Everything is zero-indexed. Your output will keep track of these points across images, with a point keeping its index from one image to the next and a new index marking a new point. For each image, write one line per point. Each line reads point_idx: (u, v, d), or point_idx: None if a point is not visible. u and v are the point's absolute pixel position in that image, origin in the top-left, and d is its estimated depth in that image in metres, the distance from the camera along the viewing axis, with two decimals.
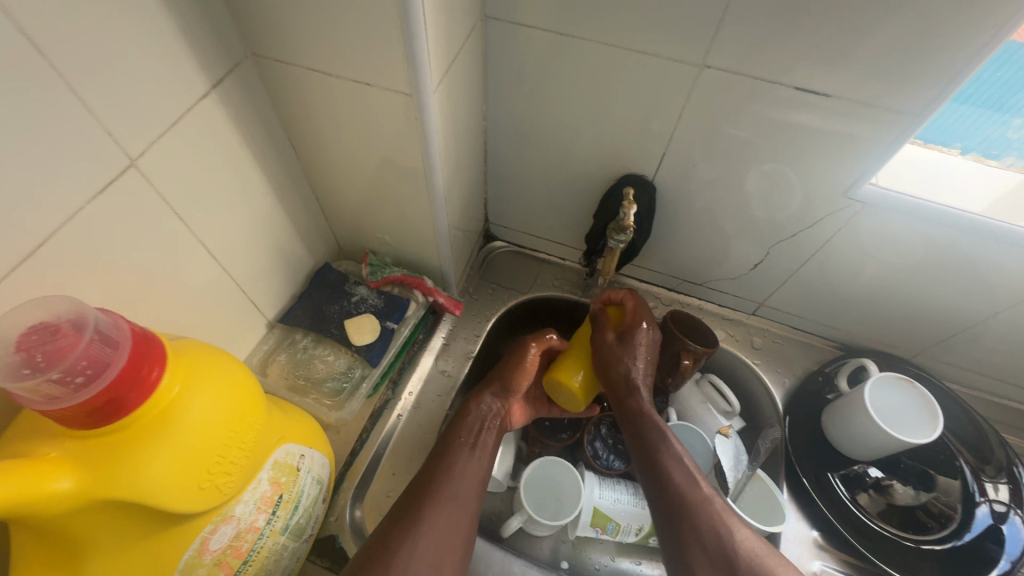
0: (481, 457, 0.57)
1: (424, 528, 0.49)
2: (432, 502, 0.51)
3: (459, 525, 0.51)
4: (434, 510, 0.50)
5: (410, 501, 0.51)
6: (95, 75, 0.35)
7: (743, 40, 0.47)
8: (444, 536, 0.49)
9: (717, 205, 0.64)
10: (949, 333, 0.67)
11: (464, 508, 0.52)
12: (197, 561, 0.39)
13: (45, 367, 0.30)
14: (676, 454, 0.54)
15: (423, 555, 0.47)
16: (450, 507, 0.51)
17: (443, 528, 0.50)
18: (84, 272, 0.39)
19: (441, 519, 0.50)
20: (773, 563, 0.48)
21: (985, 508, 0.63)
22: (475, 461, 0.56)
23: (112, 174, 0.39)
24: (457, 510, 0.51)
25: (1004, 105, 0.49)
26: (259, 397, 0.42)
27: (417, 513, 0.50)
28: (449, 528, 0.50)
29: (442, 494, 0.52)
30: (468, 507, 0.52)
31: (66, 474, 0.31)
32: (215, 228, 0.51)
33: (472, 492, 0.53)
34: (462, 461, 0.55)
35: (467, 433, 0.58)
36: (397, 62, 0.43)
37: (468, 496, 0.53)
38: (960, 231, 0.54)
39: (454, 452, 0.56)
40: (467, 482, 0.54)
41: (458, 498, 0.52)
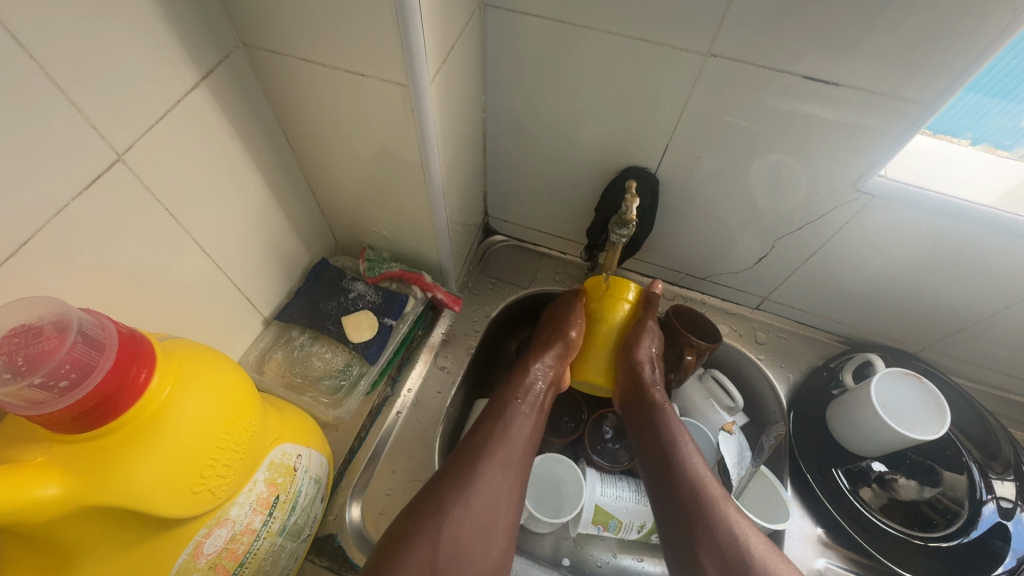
0: (534, 421, 0.57)
1: (478, 488, 0.50)
2: (487, 462, 0.52)
3: (511, 488, 0.52)
4: (490, 473, 0.51)
5: (461, 460, 0.52)
6: (77, 67, 0.34)
7: (749, 27, 0.46)
8: (499, 496, 0.50)
9: (720, 198, 0.63)
10: (957, 328, 0.66)
11: (517, 473, 0.53)
12: (191, 564, 0.38)
13: (28, 371, 0.29)
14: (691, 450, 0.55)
15: (475, 514, 0.49)
16: (503, 470, 0.52)
17: (488, 486, 0.50)
18: (69, 271, 0.38)
19: (496, 480, 0.51)
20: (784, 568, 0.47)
21: (992, 505, 0.62)
22: (529, 425, 0.57)
23: (98, 169, 0.38)
24: (511, 473, 0.52)
25: (1002, 91, 0.48)
26: (253, 398, 0.41)
27: (470, 473, 0.51)
28: (503, 489, 0.51)
29: (496, 456, 0.52)
30: (520, 471, 0.53)
31: (54, 479, 0.30)
32: (207, 224, 0.50)
33: (524, 455, 0.54)
34: (517, 425, 0.56)
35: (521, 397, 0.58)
36: (392, 52, 0.42)
37: (521, 459, 0.54)
38: (972, 225, 0.53)
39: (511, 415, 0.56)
40: (521, 446, 0.55)
41: (511, 462, 0.53)
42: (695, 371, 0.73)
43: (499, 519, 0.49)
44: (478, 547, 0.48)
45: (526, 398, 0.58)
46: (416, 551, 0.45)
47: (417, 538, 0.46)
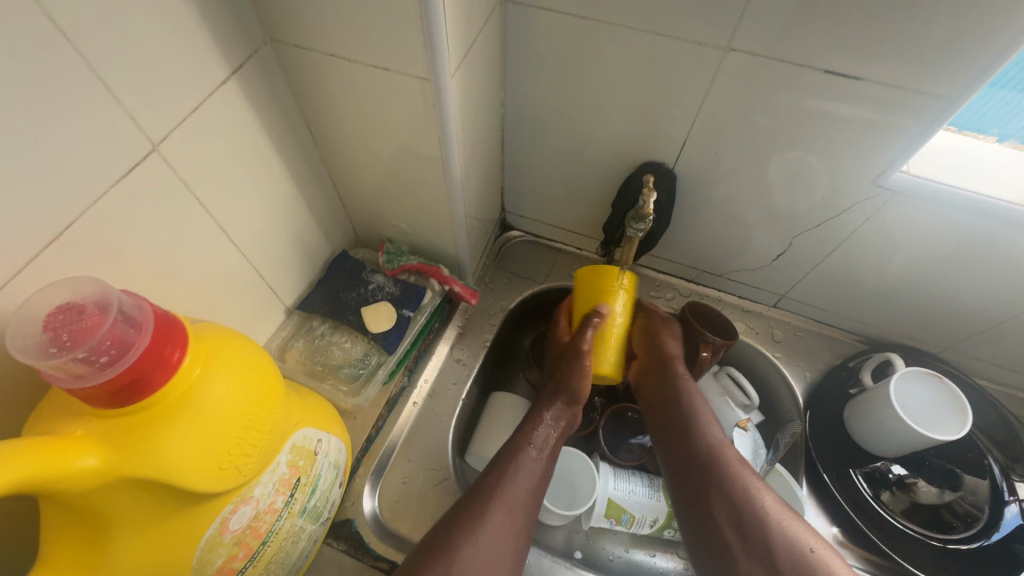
0: (542, 466, 0.56)
1: (484, 531, 0.49)
2: (492, 504, 0.51)
3: (517, 534, 0.51)
4: (496, 515, 0.50)
5: (470, 500, 0.51)
6: (117, 61, 0.36)
7: (769, 21, 0.46)
8: (504, 539, 0.49)
9: (738, 194, 0.63)
10: (980, 328, 0.65)
11: (522, 518, 0.52)
12: (218, 540, 0.40)
13: (71, 345, 0.30)
14: (710, 426, 0.60)
15: (483, 555, 0.47)
16: (508, 513, 0.51)
17: (493, 525, 0.50)
18: (106, 256, 0.40)
19: (500, 520, 0.50)
20: (795, 523, 0.52)
21: (1016, 507, 0.61)
22: (535, 470, 0.55)
23: (136, 159, 0.39)
24: (514, 520, 0.51)
25: (1008, 80, 0.47)
26: (277, 381, 0.42)
27: (477, 516, 0.50)
28: (508, 532, 0.50)
29: (502, 498, 0.51)
30: (526, 516, 0.52)
31: (92, 451, 0.32)
32: (235, 214, 0.51)
33: (528, 503, 0.53)
34: (525, 469, 0.54)
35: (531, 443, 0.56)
36: (415, 46, 0.43)
37: (526, 503, 0.53)
38: (996, 222, 0.52)
39: (522, 454, 0.55)
40: (529, 490, 0.53)
41: (517, 505, 0.52)
42: (709, 369, 0.73)
43: (502, 566, 0.48)
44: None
45: (532, 442, 0.57)
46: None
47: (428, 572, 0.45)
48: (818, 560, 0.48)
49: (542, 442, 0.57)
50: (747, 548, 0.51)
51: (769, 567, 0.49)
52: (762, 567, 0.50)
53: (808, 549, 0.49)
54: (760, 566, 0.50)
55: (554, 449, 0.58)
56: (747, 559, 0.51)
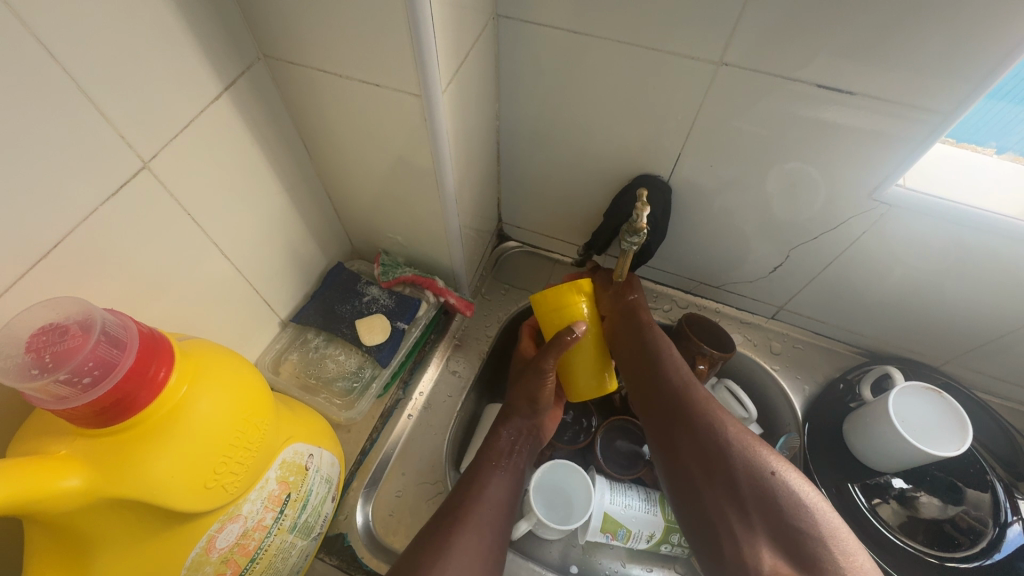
0: (510, 479, 0.53)
1: (455, 552, 0.44)
2: (459, 525, 0.46)
3: (487, 552, 0.46)
4: (466, 535, 0.46)
5: (436, 525, 0.47)
6: (108, 81, 0.36)
7: (760, 36, 0.46)
8: (474, 562, 0.44)
9: (735, 206, 0.63)
10: (981, 341, 0.64)
11: (493, 537, 0.47)
12: (204, 558, 0.40)
13: (53, 367, 0.31)
14: (674, 361, 0.56)
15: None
16: (478, 533, 0.46)
17: (464, 550, 0.44)
18: (98, 272, 0.40)
19: (472, 541, 0.46)
20: (761, 449, 0.49)
21: (1017, 527, 0.60)
22: (503, 486, 0.52)
23: (126, 176, 0.40)
24: (486, 540, 0.46)
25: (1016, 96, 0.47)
26: (267, 398, 0.42)
27: (444, 540, 0.45)
28: (478, 553, 0.45)
29: (468, 518, 0.47)
30: (496, 537, 0.48)
31: (75, 471, 0.31)
32: (228, 228, 0.51)
33: (500, 523, 0.49)
34: (491, 486, 0.51)
35: (496, 460, 0.54)
36: (405, 63, 0.43)
37: (496, 522, 0.49)
38: (997, 237, 0.51)
39: (489, 471, 0.52)
40: (496, 508, 0.50)
41: (485, 524, 0.47)
42: (707, 382, 0.73)
43: None
44: None
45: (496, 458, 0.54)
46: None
47: None
48: (779, 481, 0.47)
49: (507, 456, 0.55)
50: (711, 482, 0.49)
51: (740, 500, 0.47)
52: (727, 498, 0.47)
53: (768, 472, 0.47)
54: (728, 501, 0.47)
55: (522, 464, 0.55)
56: (716, 495, 0.48)
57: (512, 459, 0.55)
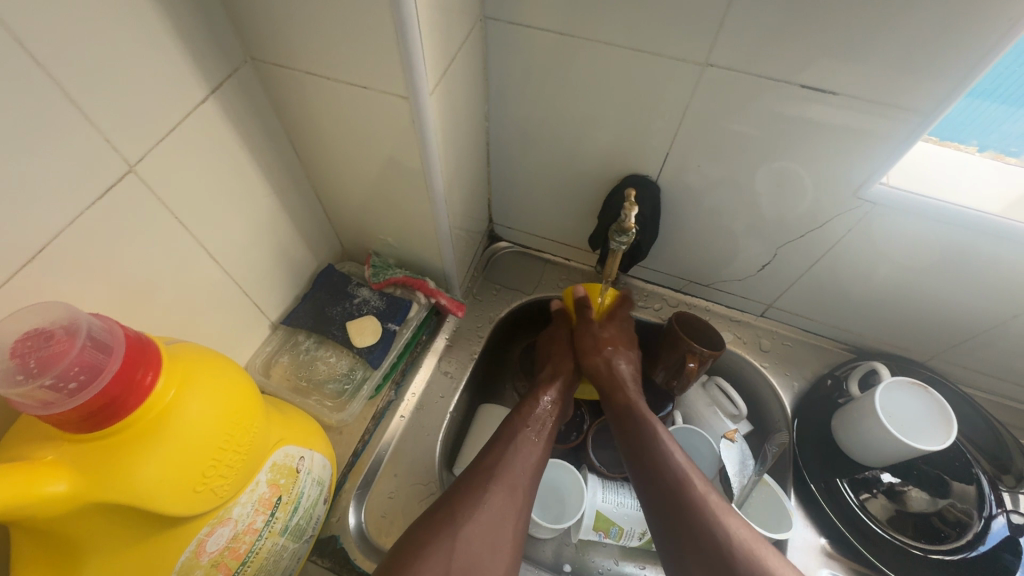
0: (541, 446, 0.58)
1: (487, 508, 0.51)
2: (494, 485, 0.53)
3: (518, 511, 0.52)
4: (499, 494, 0.52)
5: (471, 481, 0.53)
6: (93, 84, 0.36)
7: (745, 37, 0.46)
8: (503, 518, 0.51)
9: (723, 205, 0.63)
10: (965, 337, 0.65)
11: (523, 494, 0.53)
12: (194, 562, 0.40)
13: (38, 372, 0.30)
14: (673, 449, 0.55)
15: (483, 526, 0.50)
16: (509, 491, 0.53)
17: (496, 505, 0.51)
18: (83, 277, 0.40)
19: (503, 498, 0.52)
20: (769, 556, 0.46)
21: (1002, 519, 0.61)
22: (536, 450, 0.58)
23: (111, 180, 0.39)
24: (518, 499, 0.53)
25: (1013, 99, 0.48)
26: (257, 401, 0.42)
27: (479, 494, 0.52)
28: (509, 511, 0.52)
29: (504, 479, 0.53)
30: (526, 493, 0.54)
31: (62, 477, 0.31)
32: (216, 231, 0.51)
33: (531, 481, 0.55)
34: (525, 450, 0.57)
35: (530, 424, 0.60)
36: (393, 65, 0.43)
37: (528, 481, 0.55)
38: (979, 233, 0.52)
39: (524, 437, 0.58)
40: (527, 470, 0.55)
41: (517, 484, 0.54)
42: (698, 380, 0.73)
43: (502, 546, 0.49)
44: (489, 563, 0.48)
45: (531, 422, 0.60)
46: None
47: (428, 546, 0.47)
48: None
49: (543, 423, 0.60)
50: None
51: None
52: None
53: None
54: None
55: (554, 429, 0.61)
56: None
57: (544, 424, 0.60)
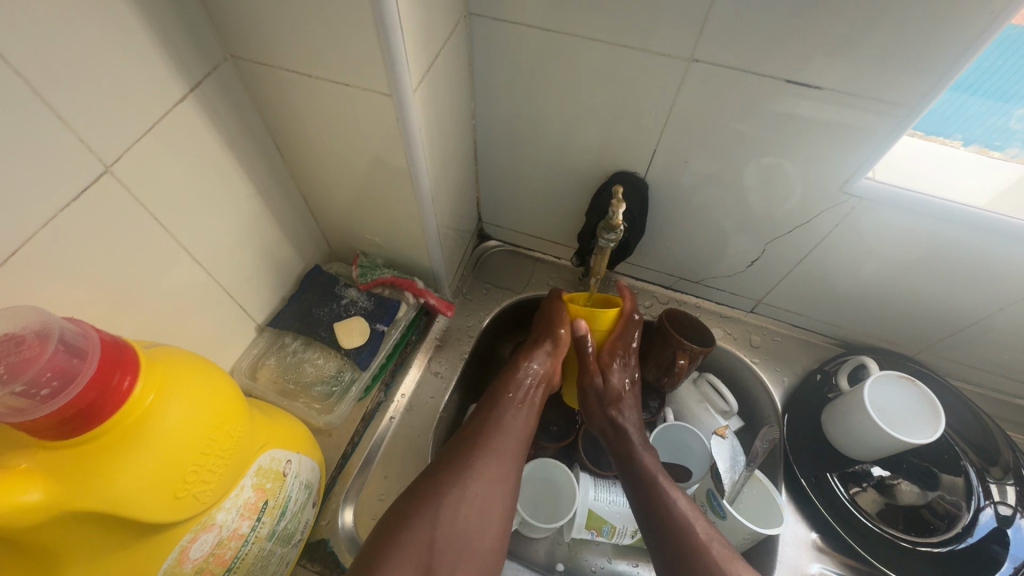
0: (531, 419, 0.60)
1: (478, 475, 0.53)
2: (483, 453, 0.55)
3: (507, 477, 0.54)
4: (489, 461, 0.54)
5: (463, 448, 0.55)
6: (65, 82, 0.35)
7: (730, 32, 0.46)
8: (494, 485, 0.53)
9: (712, 202, 0.63)
10: (952, 330, 0.66)
11: (513, 461, 0.56)
12: (178, 569, 0.39)
13: (8, 378, 0.30)
14: (677, 497, 0.55)
15: (472, 495, 0.51)
16: (499, 460, 0.55)
17: (488, 472, 0.53)
18: (61, 281, 0.39)
19: (494, 466, 0.54)
20: None
21: (990, 511, 0.61)
22: (524, 419, 0.60)
23: (87, 181, 0.39)
24: (507, 466, 0.55)
25: (1006, 95, 0.49)
26: (240, 405, 0.41)
27: (470, 461, 0.54)
28: (499, 477, 0.54)
29: (494, 447, 0.55)
30: (516, 460, 0.56)
31: (36, 485, 0.30)
32: (199, 232, 0.50)
33: (520, 449, 0.57)
34: (513, 419, 0.59)
35: (518, 393, 0.61)
36: (375, 62, 0.43)
37: (517, 448, 0.57)
38: (964, 226, 0.52)
39: (513, 407, 0.60)
40: (517, 439, 0.57)
41: (506, 452, 0.56)
42: (689, 376, 0.73)
43: (494, 509, 0.52)
44: (477, 528, 0.50)
45: (520, 394, 0.61)
46: (409, 550, 0.47)
47: (416, 515, 0.49)
48: None
49: (531, 392, 0.62)
50: None
51: None
52: None
53: None
54: None
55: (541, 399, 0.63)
56: None
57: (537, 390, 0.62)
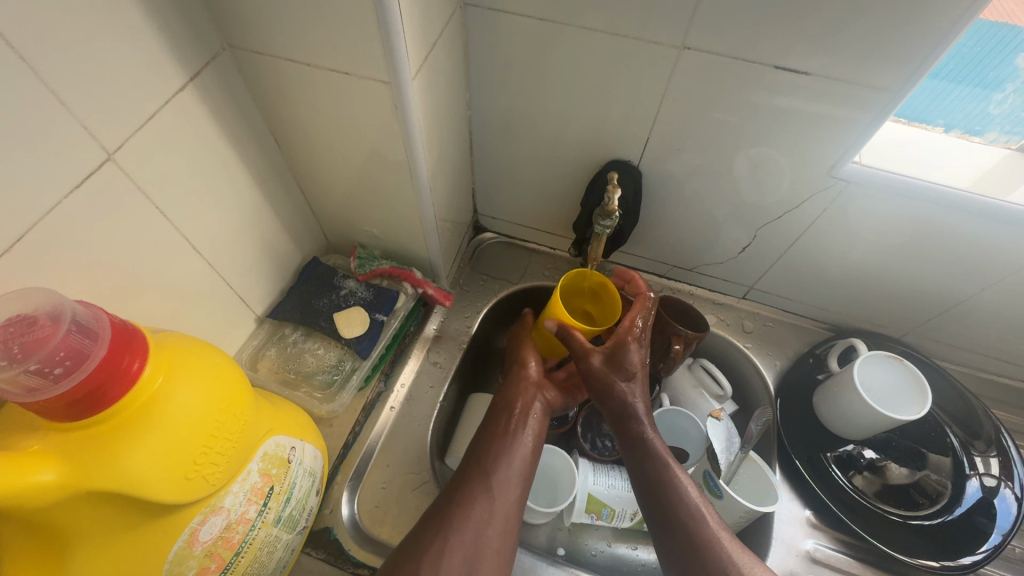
0: (527, 447, 0.57)
1: (461, 520, 0.49)
2: (466, 495, 0.51)
3: (496, 516, 0.50)
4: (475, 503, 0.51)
5: (447, 496, 0.52)
6: (67, 69, 0.35)
7: (720, 20, 0.47)
8: (482, 527, 0.49)
9: (704, 190, 0.65)
10: (937, 311, 0.68)
11: (504, 497, 0.52)
12: (187, 552, 0.39)
13: (23, 358, 0.30)
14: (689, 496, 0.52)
15: (455, 543, 0.48)
16: (486, 498, 0.51)
17: (476, 515, 0.50)
18: (65, 268, 0.39)
19: (481, 507, 0.51)
20: None
21: (975, 481, 0.63)
22: (517, 449, 0.56)
23: (90, 168, 0.39)
24: (495, 504, 0.51)
25: (986, 81, 0.51)
26: (246, 390, 0.42)
27: (454, 508, 0.50)
28: (488, 518, 0.50)
29: (479, 484, 0.52)
30: (510, 496, 0.52)
31: (49, 466, 0.31)
32: (199, 222, 0.51)
33: (517, 483, 0.53)
34: (502, 451, 0.55)
35: (504, 424, 0.59)
36: (374, 50, 0.43)
37: (512, 482, 0.53)
38: (948, 208, 0.54)
39: (499, 439, 0.57)
40: (509, 474, 0.54)
41: (496, 489, 0.52)
42: (684, 362, 0.74)
43: (485, 554, 0.48)
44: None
45: (508, 427, 0.58)
46: None
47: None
48: None
49: (524, 420, 0.59)
50: None
51: None
52: None
53: None
54: None
55: (540, 426, 0.60)
56: None
57: (528, 417, 0.60)
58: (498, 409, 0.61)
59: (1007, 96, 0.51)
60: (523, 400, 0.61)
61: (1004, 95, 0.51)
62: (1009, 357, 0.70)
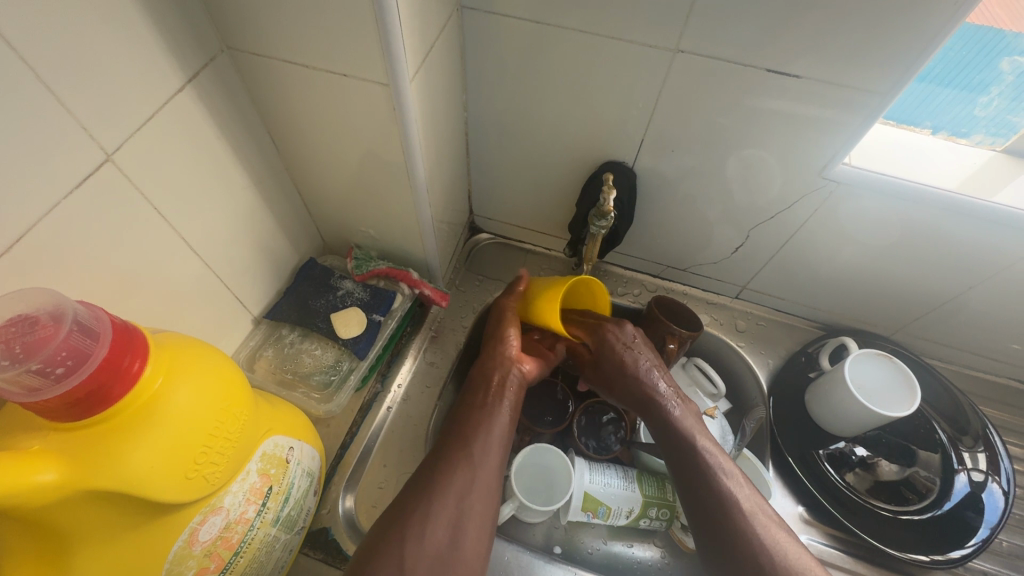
0: (506, 417, 0.58)
1: (443, 490, 0.51)
2: (448, 467, 0.52)
3: (477, 485, 0.52)
4: (456, 474, 0.52)
5: (427, 468, 0.53)
6: (68, 71, 0.35)
7: (713, 25, 0.48)
8: (464, 496, 0.51)
9: (697, 191, 0.65)
10: (925, 310, 0.69)
11: (484, 469, 0.53)
12: (187, 552, 0.39)
13: (25, 358, 0.30)
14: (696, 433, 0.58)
15: (438, 511, 0.49)
16: (468, 469, 0.53)
17: (458, 487, 0.51)
18: (63, 269, 0.39)
19: (461, 477, 0.52)
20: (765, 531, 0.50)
21: (964, 476, 0.65)
22: (499, 422, 0.57)
23: (88, 169, 0.39)
24: (476, 474, 0.53)
25: (972, 84, 0.52)
26: (245, 389, 0.42)
27: (435, 480, 0.52)
28: (468, 488, 0.52)
29: (460, 458, 0.53)
30: (490, 466, 0.54)
31: (50, 466, 0.31)
32: (196, 223, 0.51)
33: (497, 454, 0.55)
34: (484, 424, 0.57)
35: (483, 397, 0.60)
36: (373, 52, 0.44)
37: (493, 453, 0.55)
38: (935, 209, 0.55)
39: (479, 412, 0.58)
40: (489, 445, 0.55)
41: (476, 462, 0.53)
42: (678, 361, 0.75)
43: (469, 527, 0.50)
44: (453, 541, 0.48)
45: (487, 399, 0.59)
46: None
47: (384, 545, 0.47)
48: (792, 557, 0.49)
49: (503, 392, 0.60)
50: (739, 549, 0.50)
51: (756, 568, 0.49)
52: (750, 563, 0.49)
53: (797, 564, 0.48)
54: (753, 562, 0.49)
55: (518, 397, 0.61)
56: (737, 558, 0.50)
57: (507, 388, 0.61)
58: (477, 381, 0.62)
59: (991, 100, 0.53)
60: (499, 372, 0.62)
61: (988, 98, 0.53)
62: (995, 354, 0.72)
